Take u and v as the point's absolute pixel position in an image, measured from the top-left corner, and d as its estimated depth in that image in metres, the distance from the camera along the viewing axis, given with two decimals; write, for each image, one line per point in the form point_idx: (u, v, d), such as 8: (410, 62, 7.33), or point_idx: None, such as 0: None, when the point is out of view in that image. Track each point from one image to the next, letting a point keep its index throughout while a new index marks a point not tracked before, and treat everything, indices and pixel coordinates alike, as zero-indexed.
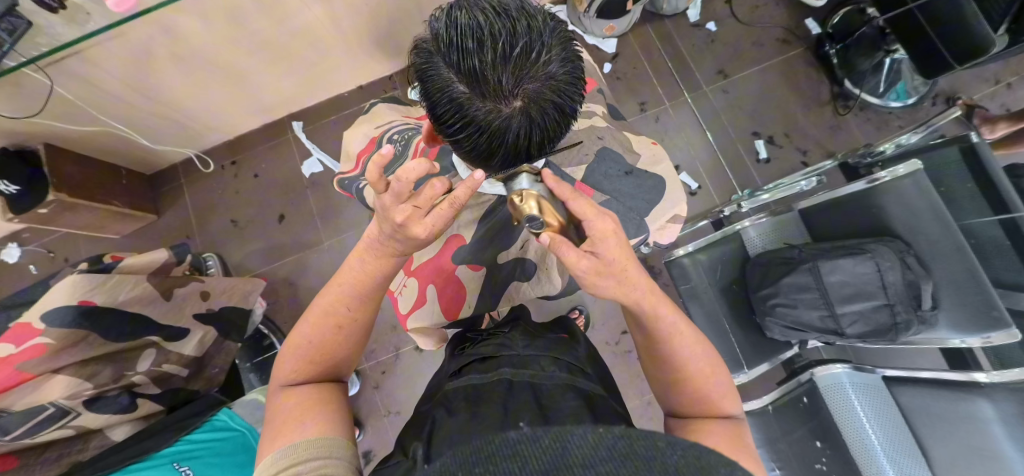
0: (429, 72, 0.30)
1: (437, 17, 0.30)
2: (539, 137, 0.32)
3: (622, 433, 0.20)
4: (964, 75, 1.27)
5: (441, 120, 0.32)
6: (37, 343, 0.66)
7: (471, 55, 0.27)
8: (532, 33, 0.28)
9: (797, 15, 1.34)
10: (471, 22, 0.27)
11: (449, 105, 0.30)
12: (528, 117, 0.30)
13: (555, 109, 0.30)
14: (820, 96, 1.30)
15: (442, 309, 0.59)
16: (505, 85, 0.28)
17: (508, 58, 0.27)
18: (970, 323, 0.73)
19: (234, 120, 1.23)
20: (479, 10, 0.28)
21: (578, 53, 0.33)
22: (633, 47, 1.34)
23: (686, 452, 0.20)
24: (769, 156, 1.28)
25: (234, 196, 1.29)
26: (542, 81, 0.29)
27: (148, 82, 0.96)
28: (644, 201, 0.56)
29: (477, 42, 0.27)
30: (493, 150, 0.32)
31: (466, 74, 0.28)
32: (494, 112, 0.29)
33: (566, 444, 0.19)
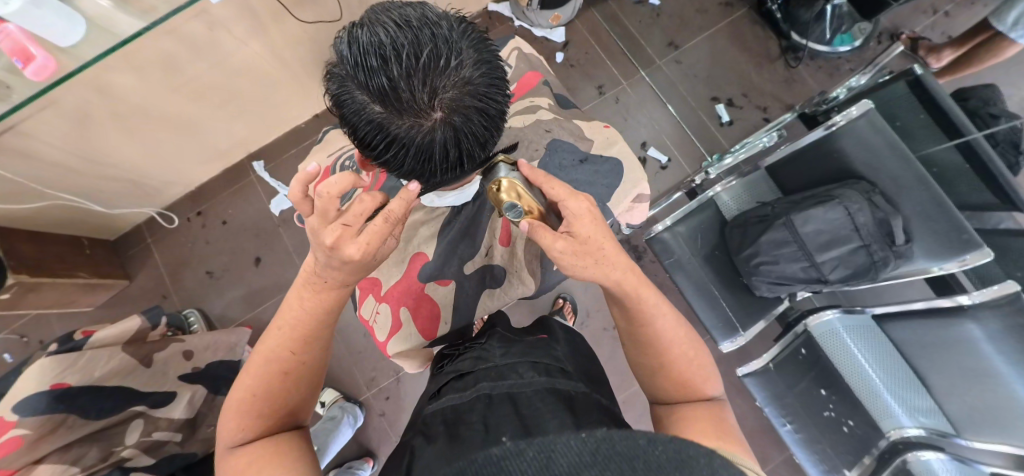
0: (344, 96, 0.30)
1: (339, 41, 0.29)
2: (468, 144, 0.31)
3: (604, 434, 0.25)
4: (904, 9, 1.31)
5: (366, 142, 0.31)
6: (14, 435, 0.63)
7: (379, 74, 0.27)
8: (439, 40, 0.28)
9: None
10: (373, 40, 0.27)
11: (371, 127, 0.30)
12: (451, 126, 0.29)
13: (479, 112, 0.30)
14: (770, 52, 1.32)
15: (419, 328, 0.58)
16: (422, 97, 0.27)
17: (419, 70, 0.27)
18: (943, 249, 0.74)
19: (191, 171, 1.20)
20: (379, 26, 0.27)
21: (493, 53, 0.32)
22: (581, 32, 1.34)
23: (667, 447, 0.25)
24: (731, 118, 1.29)
25: (206, 246, 1.25)
26: (457, 86, 0.29)
27: (93, 146, 0.93)
28: (604, 186, 0.56)
29: (381, 59, 0.27)
30: (424, 163, 0.32)
31: (378, 94, 0.28)
32: (415, 127, 0.29)
33: (551, 455, 0.23)
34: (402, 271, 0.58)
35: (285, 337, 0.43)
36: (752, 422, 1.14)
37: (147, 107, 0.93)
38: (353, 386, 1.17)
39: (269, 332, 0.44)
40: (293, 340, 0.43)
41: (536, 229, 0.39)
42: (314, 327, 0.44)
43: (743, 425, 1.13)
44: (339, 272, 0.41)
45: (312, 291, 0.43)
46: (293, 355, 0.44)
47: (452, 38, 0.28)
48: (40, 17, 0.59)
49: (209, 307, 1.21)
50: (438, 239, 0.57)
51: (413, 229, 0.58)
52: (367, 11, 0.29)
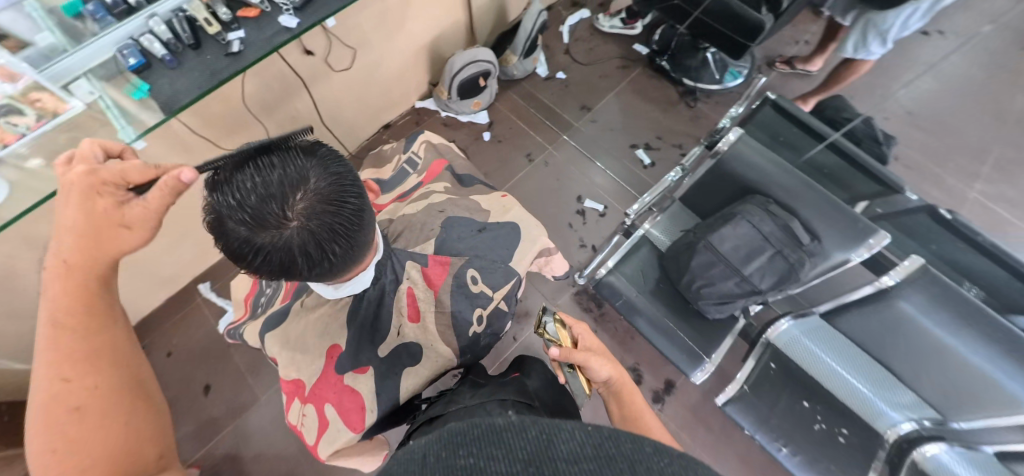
0: (212, 220, 0.35)
1: (209, 176, 0.36)
2: (328, 243, 0.36)
3: (611, 431, 0.19)
4: (771, 45, 1.53)
5: (237, 257, 0.36)
6: None
7: (241, 202, 0.33)
8: (282, 166, 0.34)
9: (625, 45, 1.58)
10: (226, 174, 0.34)
11: (235, 243, 0.35)
12: (307, 232, 0.34)
13: (337, 216, 0.35)
14: (671, 97, 1.49)
15: (345, 423, 0.49)
16: (270, 213, 0.33)
17: (276, 196, 0.33)
18: (846, 240, 0.77)
19: (135, 306, 1.18)
20: (234, 162, 0.34)
21: (347, 166, 0.39)
22: (502, 112, 1.48)
23: (681, 461, 0.17)
24: (652, 160, 1.40)
25: None
26: (304, 200, 0.34)
27: (19, 299, 0.91)
28: (505, 248, 0.60)
29: (234, 188, 0.33)
30: (292, 266, 0.36)
31: (243, 219, 0.33)
32: (272, 239, 0.34)
33: (553, 436, 0.18)
34: (321, 368, 0.52)
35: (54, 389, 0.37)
36: (756, 457, 1.06)
37: None
38: None
39: (32, 404, 0.37)
40: (65, 367, 0.39)
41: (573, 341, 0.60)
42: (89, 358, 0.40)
43: (744, 463, 1.06)
44: (82, 250, 0.41)
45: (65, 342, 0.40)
46: (66, 382, 0.38)
47: (301, 161, 0.35)
48: None
49: None
50: (348, 330, 0.54)
51: (323, 325, 0.55)
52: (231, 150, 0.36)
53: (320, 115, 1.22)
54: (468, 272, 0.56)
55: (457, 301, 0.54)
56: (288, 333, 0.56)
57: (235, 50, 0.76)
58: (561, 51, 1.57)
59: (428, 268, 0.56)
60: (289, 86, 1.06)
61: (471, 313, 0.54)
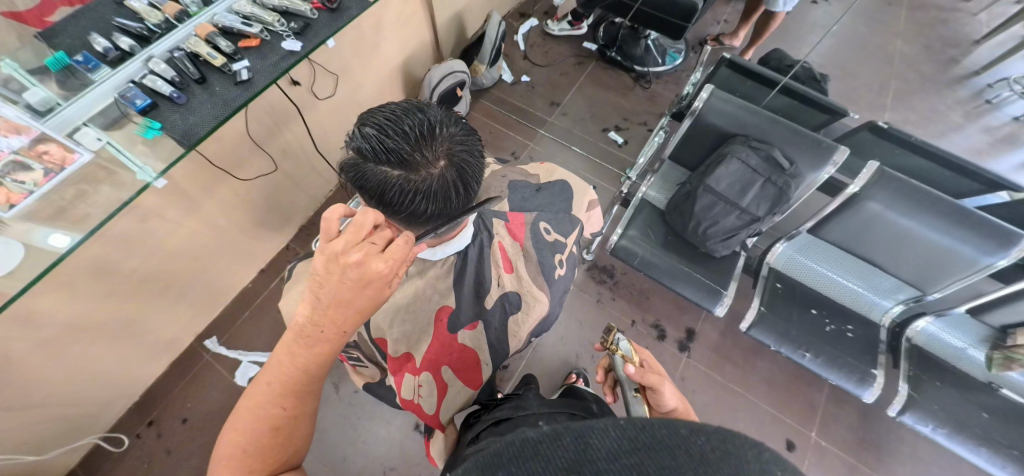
0: (366, 173, 0.42)
1: (353, 139, 0.43)
2: (465, 177, 0.45)
3: (643, 423, 0.21)
4: (698, 27, 1.75)
5: (393, 201, 0.44)
6: None
7: (397, 149, 0.41)
8: (426, 118, 0.42)
9: (576, 43, 1.73)
10: (382, 131, 0.41)
11: (393, 188, 0.42)
12: (453, 168, 0.43)
13: (466, 160, 0.44)
14: (626, 83, 1.65)
15: (465, 382, 0.58)
16: (425, 157, 0.42)
17: (423, 142, 0.42)
18: (818, 160, 0.90)
19: (135, 376, 1.08)
20: (383, 120, 0.41)
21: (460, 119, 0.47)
22: (478, 119, 1.56)
23: (712, 438, 0.20)
24: (624, 139, 1.54)
25: (169, 456, 1.07)
26: (446, 143, 0.43)
27: (16, 386, 0.82)
28: (563, 202, 0.69)
29: (393, 139, 0.41)
30: (440, 201, 0.45)
31: (399, 163, 0.41)
32: (429, 177, 0.42)
33: (588, 443, 0.19)
34: (430, 336, 0.56)
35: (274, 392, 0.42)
36: (780, 376, 1.17)
37: (81, 318, 0.87)
38: None
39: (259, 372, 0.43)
40: (284, 395, 0.43)
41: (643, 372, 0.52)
42: (304, 384, 0.44)
43: (772, 385, 1.16)
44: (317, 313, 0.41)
45: (302, 344, 0.42)
46: (284, 411, 0.43)
47: (438, 115, 0.43)
48: None
49: None
50: (455, 290, 0.58)
51: (418, 296, 0.56)
52: (370, 114, 0.43)
53: (309, 144, 1.23)
54: (542, 225, 0.65)
55: (541, 252, 0.63)
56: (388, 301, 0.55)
57: (245, 78, 0.75)
58: (520, 57, 1.69)
59: (510, 224, 0.62)
60: (280, 118, 1.06)
61: (555, 260, 0.65)
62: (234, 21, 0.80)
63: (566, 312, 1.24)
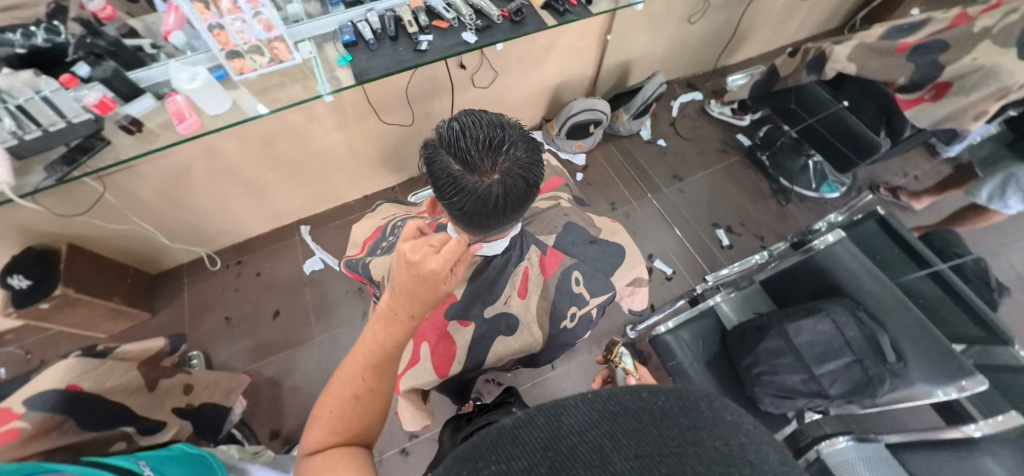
0: (435, 157, 0.49)
1: (437, 127, 0.49)
2: (512, 197, 0.49)
3: (611, 393, 0.23)
4: (876, 170, 1.54)
5: (444, 188, 0.49)
6: (13, 427, 0.63)
7: (464, 148, 0.46)
8: (503, 135, 0.48)
9: (729, 133, 1.68)
10: (461, 130, 0.47)
11: (449, 178, 0.48)
12: (505, 185, 0.47)
13: (518, 181, 0.48)
14: (763, 191, 1.53)
15: (432, 365, 0.59)
16: (486, 165, 0.47)
17: (488, 152, 0.47)
18: (938, 375, 0.75)
19: (245, 227, 1.33)
20: (468, 122, 0.48)
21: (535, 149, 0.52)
22: (599, 159, 1.60)
23: (671, 399, 0.23)
24: (731, 242, 1.43)
25: (233, 295, 1.29)
26: (510, 163, 0.48)
27: (180, 190, 1.09)
28: (609, 263, 0.69)
29: (467, 140, 0.47)
30: (482, 207, 0.49)
31: (461, 160, 0.47)
32: (482, 183, 0.47)
33: (561, 418, 0.21)
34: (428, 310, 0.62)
35: (356, 363, 0.46)
36: None
37: (238, 167, 1.13)
38: None
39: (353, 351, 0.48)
40: (366, 368, 0.46)
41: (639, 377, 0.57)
42: (381, 357, 0.47)
43: None
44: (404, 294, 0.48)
45: (382, 322, 0.48)
46: (364, 383, 0.46)
47: (514, 137, 0.49)
48: (205, 94, 0.86)
49: (212, 353, 1.19)
50: (469, 283, 0.62)
51: None
52: (461, 113, 0.49)
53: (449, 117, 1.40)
54: (574, 273, 0.65)
55: (560, 296, 0.64)
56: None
57: (422, 48, 0.95)
58: (666, 122, 1.69)
59: (545, 256, 0.64)
60: (437, 88, 1.24)
61: (569, 309, 0.64)
62: (439, 3, 1.00)
63: (579, 373, 1.20)
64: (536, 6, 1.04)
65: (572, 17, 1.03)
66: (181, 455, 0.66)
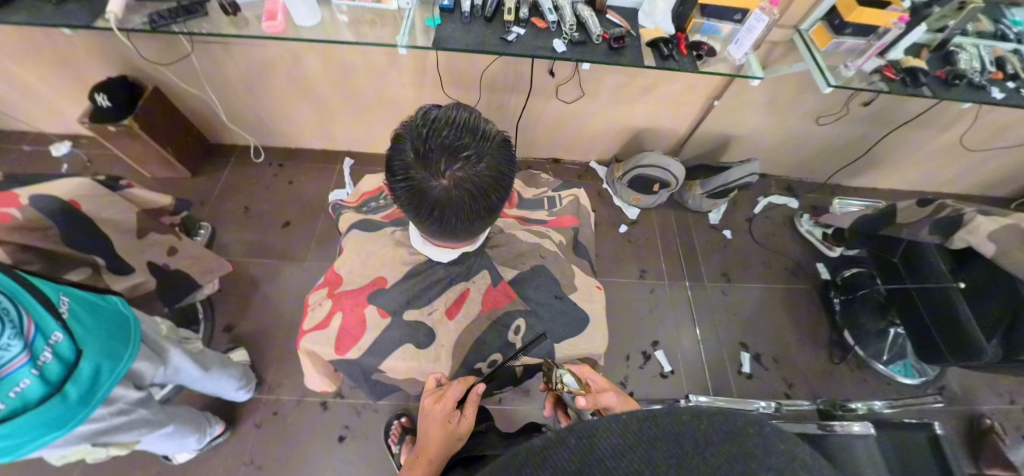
0: (398, 138, 0.44)
1: (417, 111, 0.45)
2: (458, 210, 0.42)
3: (644, 413, 0.19)
4: (973, 378, 1.25)
5: (393, 173, 0.44)
6: (9, 213, 0.69)
7: (426, 138, 0.41)
8: (474, 143, 0.42)
9: (809, 256, 1.47)
10: (434, 121, 0.42)
11: (400, 164, 0.43)
12: (453, 193, 0.41)
13: (466, 198, 0.42)
14: (817, 336, 1.32)
15: (336, 340, 0.56)
16: (441, 164, 0.41)
17: (446, 153, 0.41)
18: None
19: (301, 138, 1.41)
20: (446, 116, 0.43)
21: (512, 171, 0.46)
22: (652, 222, 1.47)
23: (716, 422, 0.19)
24: (752, 372, 1.23)
25: (262, 191, 1.37)
26: (468, 171, 0.41)
27: (258, 83, 1.17)
28: (562, 328, 0.59)
29: (432, 132, 0.42)
30: (423, 207, 0.43)
31: (417, 150, 0.42)
32: (429, 181, 0.41)
33: (593, 440, 0.17)
34: (357, 282, 0.58)
35: None
36: None
37: (313, 83, 1.19)
38: (258, 381, 1.10)
39: None
40: None
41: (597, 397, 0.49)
42: None
43: None
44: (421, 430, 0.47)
45: None
46: None
47: (487, 148, 0.43)
48: (298, 4, 0.86)
49: (220, 233, 1.27)
50: (403, 278, 0.56)
51: (386, 256, 0.58)
52: (446, 106, 0.44)
53: (521, 118, 1.36)
54: (517, 321, 0.58)
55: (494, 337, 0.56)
56: (371, 239, 0.61)
57: (508, 38, 0.91)
58: (743, 216, 1.53)
59: (493, 289, 0.58)
60: (519, 85, 1.22)
61: (490, 353, 0.57)
62: None
63: (519, 422, 1.10)
64: (642, 40, 0.95)
65: (676, 64, 0.93)
66: (111, 311, 0.70)
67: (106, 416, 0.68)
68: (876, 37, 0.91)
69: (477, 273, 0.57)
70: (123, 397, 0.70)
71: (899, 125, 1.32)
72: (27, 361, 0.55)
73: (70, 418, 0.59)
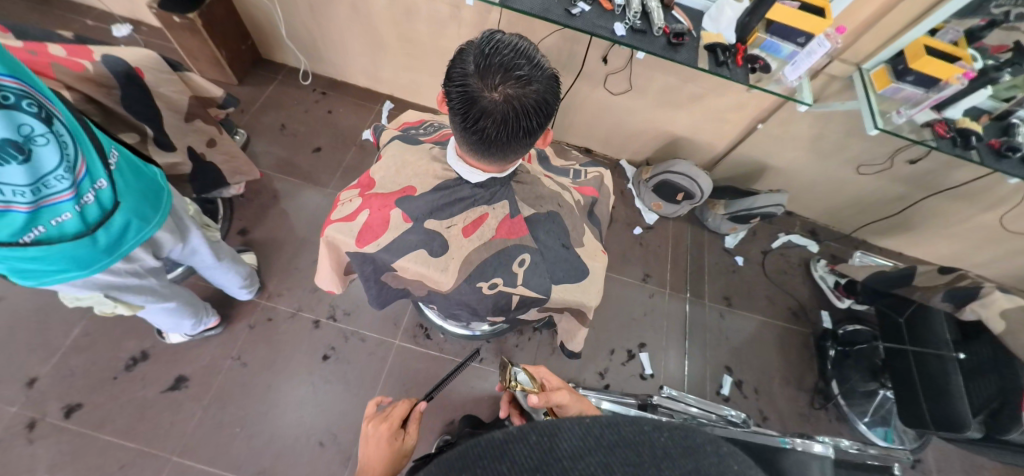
0: (460, 50, 0.46)
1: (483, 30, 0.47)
2: (499, 126, 0.45)
3: (608, 420, 0.21)
4: (954, 459, 1.23)
5: (448, 82, 0.46)
6: (82, 64, 0.74)
7: (486, 52, 0.44)
8: (528, 66, 0.44)
9: (816, 302, 1.45)
10: (496, 39, 0.44)
11: (456, 73, 0.45)
12: (499, 108, 0.43)
13: (512, 114, 0.44)
14: (804, 379, 1.31)
15: (358, 233, 0.58)
16: (494, 79, 0.43)
17: (501, 66, 0.43)
18: None
19: (349, 71, 1.44)
20: (508, 37, 0.45)
21: (556, 104, 0.47)
22: (667, 231, 1.48)
23: (666, 433, 0.21)
24: (729, 396, 1.24)
25: (301, 113, 1.41)
26: (516, 91, 0.43)
27: (321, 6, 1.21)
28: (563, 279, 0.61)
29: (492, 47, 0.44)
30: (468, 118, 0.46)
31: (475, 61, 0.44)
32: (480, 92, 0.44)
33: (556, 436, 0.19)
34: (391, 187, 0.61)
35: None
36: None
37: (373, 19, 1.21)
38: (260, 286, 1.14)
39: None
40: None
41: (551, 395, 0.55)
42: None
43: None
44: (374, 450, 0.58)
45: None
46: None
47: (539, 74, 0.44)
48: None
49: (255, 142, 1.32)
50: (432, 190, 0.58)
51: (415, 169, 0.61)
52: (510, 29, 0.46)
53: (563, 99, 1.38)
54: (522, 254, 0.59)
55: (494, 270, 0.58)
56: (405, 154, 0.63)
57: (573, 12, 0.91)
58: (759, 248, 1.52)
59: (508, 220, 0.59)
60: (569, 65, 1.23)
61: (492, 275, 0.58)
62: None
63: (494, 385, 1.13)
64: (701, 43, 0.95)
65: (727, 73, 0.93)
66: (149, 177, 0.73)
67: (123, 273, 0.72)
68: (935, 89, 0.87)
69: (503, 202, 0.59)
70: (141, 261, 0.74)
71: (939, 192, 1.29)
72: (70, 199, 0.58)
73: (94, 261, 0.64)
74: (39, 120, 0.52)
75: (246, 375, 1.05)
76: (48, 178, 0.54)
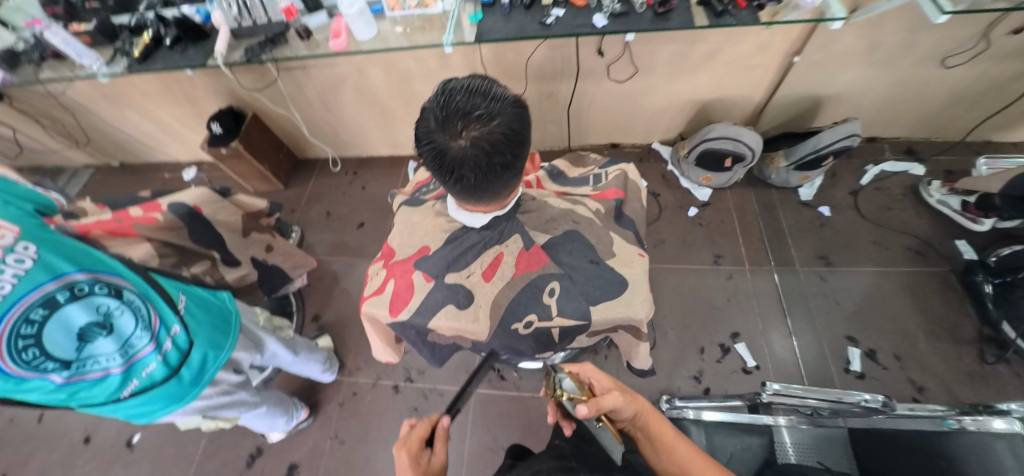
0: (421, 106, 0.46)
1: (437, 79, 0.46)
2: (475, 169, 0.44)
3: None
4: None
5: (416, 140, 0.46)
6: (155, 216, 0.86)
7: (442, 102, 0.43)
8: (487, 104, 0.42)
9: (943, 232, 1.19)
10: (449, 86, 0.43)
11: (421, 130, 0.45)
12: (467, 153, 0.42)
13: (482, 155, 0.42)
14: (959, 329, 1.05)
15: (389, 302, 0.59)
16: (456, 127, 0.42)
17: (460, 112, 0.42)
18: None
19: (371, 147, 1.55)
20: (460, 81, 0.44)
21: (528, 128, 0.45)
22: (726, 202, 1.33)
23: None
24: (863, 370, 1.03)
25: (340, 197, 1.53)
26: (481, 132, 0.42)
27: (331, 100, 1.32)
28: (603, 297, 0.56)
29: (447, 96, 0.43)
30: (443, 169, 0.45)
31: (433, 114, 0.43)
32: (445, 143, 0.43)
33: None
34: (410, 250, 0.62)
35: None
36: None
37: (377, 94, 1.30)
38: (340, 365, 1.21)
39: None
40: None
41: (602, 397, 0.50)
42: None
43: None
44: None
45: None
46: None
47: (500, 107, 0.43)
48: (357, 21, 0.92)
49: (309, 235, 1.45)
50: (444, 244, 0.59)
51: (427, 226, 0.62)
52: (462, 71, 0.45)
53: (571, 104, 1.34)
54: (551, 283, 0.56)
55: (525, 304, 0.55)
56: (415, 215, 0.64)
57: (548, 22, 0.88)
58: (845, 189, 1.30)
59: (526, 253, 0.58)
60: (566, 70, 1.19)
61: (525, 313, 0.56)
62: None
63: None
64: (692, 1, 0.87)
65: (732, 20, 0.83)
66: (217, 305, 0.77)
67: (214, 395, 0.78)
68: None
69: (515, 238, 0.58)
70: (227, 379, 0.80)
71: None
72: (152, 350, 0.63)
73: (185, 395, 0.69)
74: (111, 295, 0.60)
75: (345, 452, 1.09)
76: (128, 340, 0.61)
